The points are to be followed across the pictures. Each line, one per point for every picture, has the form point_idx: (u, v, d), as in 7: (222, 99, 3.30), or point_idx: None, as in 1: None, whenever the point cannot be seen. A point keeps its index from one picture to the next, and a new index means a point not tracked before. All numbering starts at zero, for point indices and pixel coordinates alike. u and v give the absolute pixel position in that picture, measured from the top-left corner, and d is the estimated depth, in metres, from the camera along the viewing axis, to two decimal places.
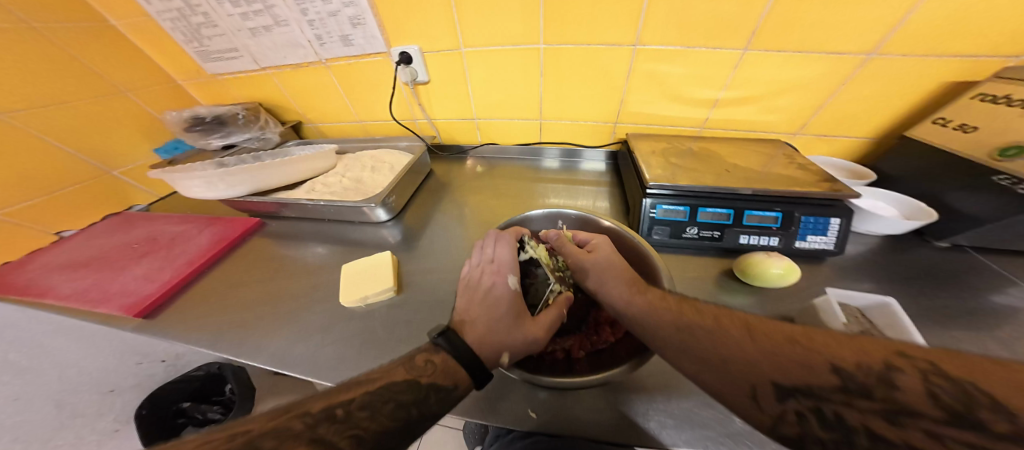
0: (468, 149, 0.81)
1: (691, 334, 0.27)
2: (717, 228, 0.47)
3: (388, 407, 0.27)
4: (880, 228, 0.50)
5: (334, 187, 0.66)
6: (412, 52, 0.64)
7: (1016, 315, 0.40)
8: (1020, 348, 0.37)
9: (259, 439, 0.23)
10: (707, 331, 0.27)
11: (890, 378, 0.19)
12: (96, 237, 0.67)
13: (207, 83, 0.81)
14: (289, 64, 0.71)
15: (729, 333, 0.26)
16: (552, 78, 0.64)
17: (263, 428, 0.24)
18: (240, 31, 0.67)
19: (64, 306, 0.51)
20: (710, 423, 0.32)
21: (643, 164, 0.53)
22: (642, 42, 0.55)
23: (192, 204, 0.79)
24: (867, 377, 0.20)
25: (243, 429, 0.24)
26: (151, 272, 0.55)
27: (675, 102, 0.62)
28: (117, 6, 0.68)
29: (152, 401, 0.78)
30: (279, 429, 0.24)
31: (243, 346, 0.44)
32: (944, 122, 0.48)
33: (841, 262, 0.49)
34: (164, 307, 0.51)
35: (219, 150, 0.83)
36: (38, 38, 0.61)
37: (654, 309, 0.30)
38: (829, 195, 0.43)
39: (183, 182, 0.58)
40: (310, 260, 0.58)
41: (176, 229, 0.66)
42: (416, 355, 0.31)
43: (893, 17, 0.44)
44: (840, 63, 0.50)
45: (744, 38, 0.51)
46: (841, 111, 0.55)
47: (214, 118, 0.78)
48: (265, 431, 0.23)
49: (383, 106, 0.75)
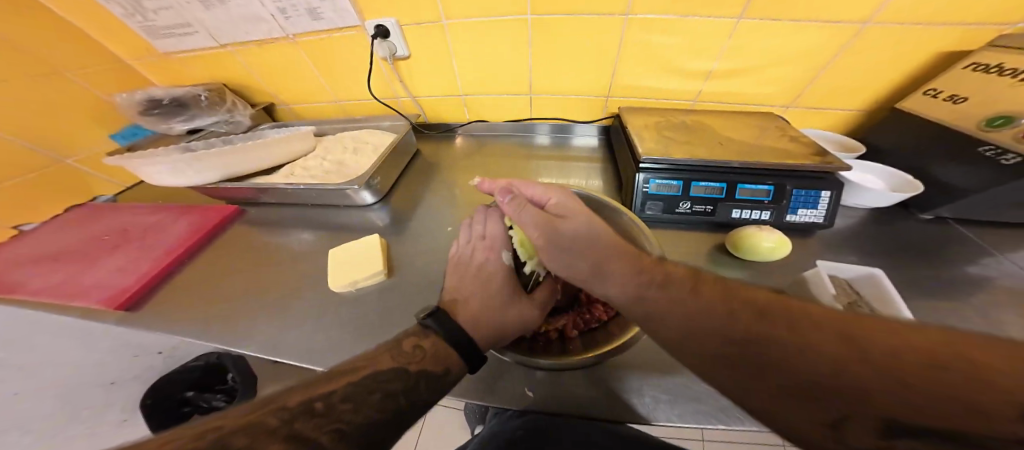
0: (456, 127, 0.78)
1: None
2: (710, 202, 0.47)
3: (375, 397, 0.25)
4: (867, 201, 0.51)
5: (315, 170, 0.62)
6: (388, 25, 0.59)
7: (988, 282, 0.42)
8: (990, 313, 0.39)
9: (231, 436, 0.21)
10: None
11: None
12: (63, 229, 0.63)
13: (164, 62, 0.74)
14: (252, 40, 0.66)
15: None
16: (540, 51, 0.61)
17: (238, 423, 0.21)
18: (191, 3, 0.61)
19: (36, 302, 0.48)
20: (701, 398, 0.32)
21: (636, 138, 0.51)
22: (633, 12, 0.52)
23: (164, 192, 0.75)
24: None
25: (213, 426, 0.21)
26: (126, 264, 0.52)
27: (669, 74, 0.59)
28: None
29: (154, 389, 0.76)
30: (253, 426, 0.21)
31: (232, 336, 0.43)
32: (934, 94, 0.48)
33: (829, 235, 0.50)
34: (148, 298, 0.49)
35: (184, 134, 0.77)
36: None
37: None
38: (821, 168, 0.43)
39: (146, 168, 0.54)
40: (295, 247, 0.56)
41: (148, 219, 0.62)
42: (404, 341, 0.30)
43: None
44: (834, 35, 0.49)
45: (738, 8, 0.49)
46: (834, 82, 0.55)
47: (173, 100, 0.73)
48: (239, 426, 0.21)
49: (363, 84, 0.71)
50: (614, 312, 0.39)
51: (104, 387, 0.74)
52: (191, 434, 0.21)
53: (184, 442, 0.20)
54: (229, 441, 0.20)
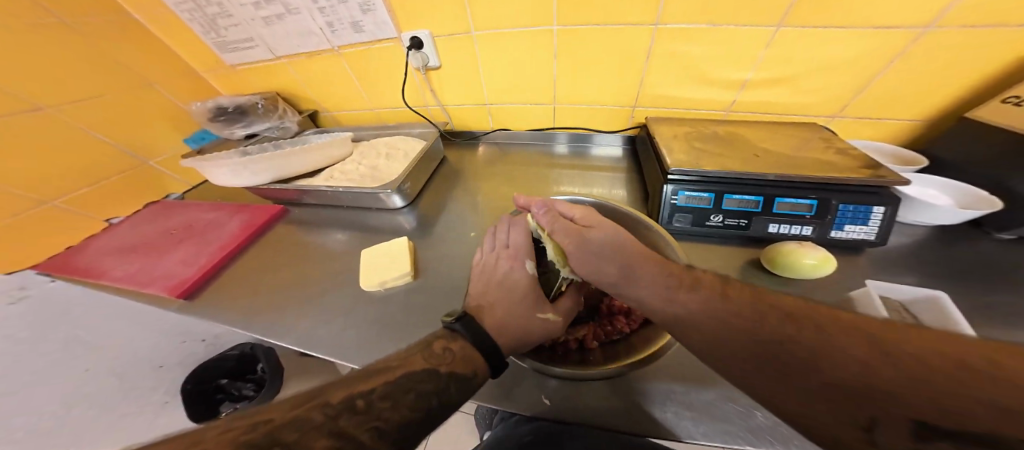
0: (479, 135, 0.80)
1: None
2: (744, 216, 0.45)
3: (410, 397, 0.26)
4: (933, 218, 0.46)
5: (351, 174, 0.67)
6: (423, 36, 0.62)
7: None
8: None
9: (280, 430, 0.21)
10: None
11: (924, 350, 0.18)
12: (143, 224, 0.71)
13: (228, 74, 0.83)
14: (302, 51, 0.72)
15: (758, 310, 0.24)
16: (564, 62, 0.61)
17: (285, 417, 0.22)
18: (254, 20, 0.68)
19: (118, 287, 0.55)
20: (731, 418, 0.31)
21: (665, 149, 0.50)
22: (664, 22, 0.51)
23: (223, 192, 0.82)
24: (900, 351, 0.18)
25: (265, 418, 0.22)
26: (188, 257, 0.58)
27: (701, 84, 0.58)
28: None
29: (193, 376, 0.84)
30: (300, 421, 0.22)
31: (270, 328, 0.46)
32: (1016, 101, 0.43)
33: (883, 254, 0.46)
34: (204, 287, 0.54)
35: (241, 139, 0.85)
36: (75, 36, 0.64)
37: None
38: (872, 182, 0.40)
39: (212, 170, 0.60)
40: (331, 246, 0.60)
41: (209, 216, 0.69)
42: (435, 342, 0.31)
43: None
44: (890, 37, 0.45)
45: (778, 15, 0.47)
46: (889, 91, 0.51)
47: (236, 108, 0.80)
48: (287, 421, 0.22)
49: (395, 92, 0.75)
50: (637, 326, 0.39)
51: (155, 369, 0.79)
52: (241, 424, 0.21)
53: (237, 433, 0.20)
54: (278, 435, 0.21)
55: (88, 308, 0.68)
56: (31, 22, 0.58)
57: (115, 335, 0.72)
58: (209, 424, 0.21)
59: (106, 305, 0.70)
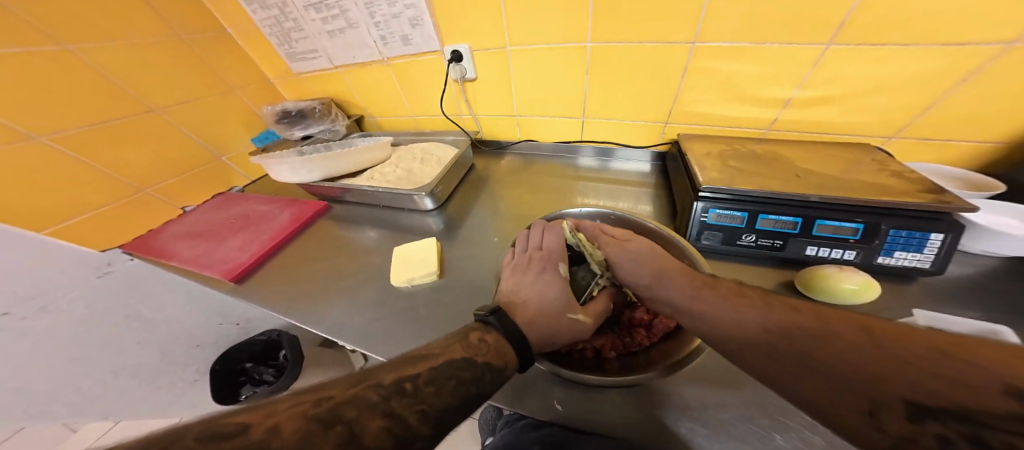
0: (506, 145, 0.83)
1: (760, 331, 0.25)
2: (779, 237, 0.44)
3: (451, 383, 0.27)
4: (1003, 248, 0.43)
5: (389, 176, 0.71)
6: (462, 50, 0.67)
7: None
8: None
9: (341, 408, 0.22)
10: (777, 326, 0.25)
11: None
12: (208, 212, 0.79)
13: (290, 82, 0.92)
14: (357, 62, 0.79)
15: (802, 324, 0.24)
16: (598, 76, 0.63)
17: (344, 395, 0.23)
18: (320, 34, 0.75)
19: (182, 268, 0.62)
20: (747, 438, 0.29)
21: (696, 166, 0.50)
22: (702, 39, 0.52)
23: (275, 187, 0.90)
24: None
25: (326, 395, 0.23)
26: (244, 243, 0.64)
27: (740, 102, 0.57)
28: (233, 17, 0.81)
29: (224, 355, 0.90)
30: (358, 399, 0.23)
31: (308, 314, 0.50)
32: None
33: (941, 285, 0.43)
34: (252, 273, 0.59)
35: (299, 140, 0.93)
36: (183, 49, 0.76)
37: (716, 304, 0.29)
38: (929, 207, 0.37)
39: (275, 167, 0.66)
40: (365, 242, 0.64)
41: (264, 208, 0.76)
42: (471, 334, 0.33)
43: None
44: (963, 55, 0.42)
45: (829, 34, 0.46)
46: (955, 112, 0.47)
47: (298, 111, 0.89)
48: (346, 398, 0.23)
49: (433, 101, 0.80)
50: (657, 338, 0.38)
51: (193, 348, 0.87)
52: (307, 399, 0.22)
53: (306, 407, 0.21)
54: (340, 411, 0.22)
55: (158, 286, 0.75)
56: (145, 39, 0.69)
57: (167, 313, 0.79)
58: (276, 398, 0.22)
59: (174, 285, 0.78)
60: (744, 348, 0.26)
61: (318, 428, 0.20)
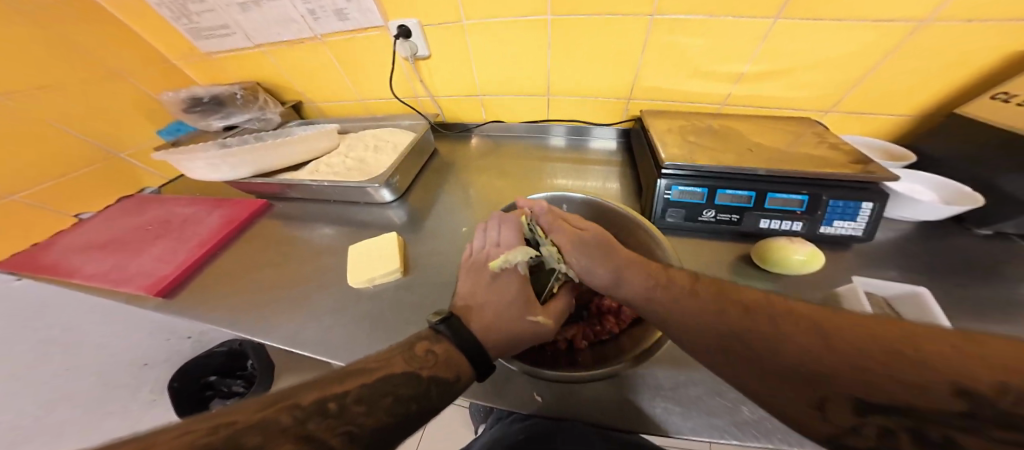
0: (473, 127, 0.78)
1: (709, 314, 0.26)
2: (736, 211, 0.45)
3: (387, 401, 0.25)
4: (916, 214, 0.47)
5: (338, 167, 0.64)
6: (411, 25, 0.60)
7: None
8: None
9: (243, 434, 0.19)
10: (723, 312, 0.25)
11: (967, 378, 0.15)
12: (115, 219, 0.68)
13: (205, 62, 0.79)
14: (285, 41, 0.69)
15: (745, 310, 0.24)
16: (560, 51, 0.59)
17: (250, 419, 0.20)
18: (229, 5, 0.64)
19: (88, 285, 0.53)
20: (718, 411, 0.31)
21: (659, 143, 0.50)
22: (660, 12, 0.50)
23: (202, 185, 0.79)
24: (934, 375, 0.16)
25: (227, 420, 0.20)
26: (165, 253, 0.56)
27: (697, 78, 0.57)
28: None
29: (181, 373, 0.77)
30: (266, 423, 0.20)
31: (256, 325, 0.45)
32: (1005, 98, 0.43)
33: (869, 250, 0.47)
34: (185, 284, 0.52)
35: (220, 131, 0.81)
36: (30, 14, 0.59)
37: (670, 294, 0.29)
38: (862, 178, 0.40)
39: (187, 164, 0.57)
40: (316, 241, 0.58)
41: (187, 210, 0.66)
42: (417, 344, 0.30)
43: None
44: (883, 35, 0.45)
45: (775, 8, 0.46)
46: (880, 87, 0.51)
47: (212, 98, 0.77)
48: (253, 423, 0.20)
49: (384, 83, 0.72)
50: (626, 325, 0.39)
51: (138, 368, 0.75)
52: (204, 426, 0.19)
53: (195, 437, 0.18)
54: (240, 438, 0.19)
55: (66, 310, 0.64)
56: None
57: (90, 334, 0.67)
58: (163, 426, 0.19)
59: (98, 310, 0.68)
60: (695, 333, 0.26)
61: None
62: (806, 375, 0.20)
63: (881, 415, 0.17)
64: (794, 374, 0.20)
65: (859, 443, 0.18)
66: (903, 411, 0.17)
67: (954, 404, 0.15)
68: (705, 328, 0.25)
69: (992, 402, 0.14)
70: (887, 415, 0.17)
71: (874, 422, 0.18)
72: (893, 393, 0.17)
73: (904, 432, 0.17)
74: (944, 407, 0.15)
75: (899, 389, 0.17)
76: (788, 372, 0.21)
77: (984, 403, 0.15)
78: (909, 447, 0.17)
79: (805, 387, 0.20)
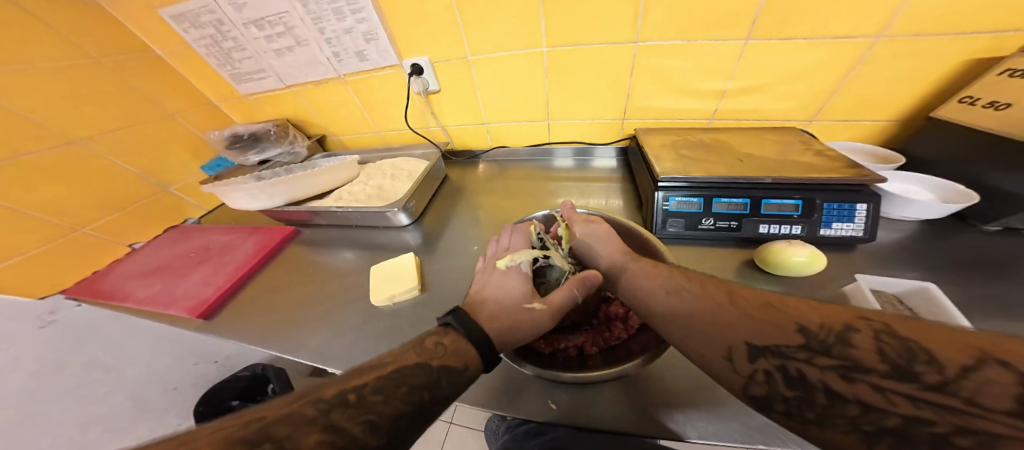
0: (480, 153, 0.84)
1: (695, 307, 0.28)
2: (734, 218, 0.47)
3: (402, 391, 0.27)
4: (915, 213, 0.48)
5: (359, 195, 0.70)
6: (423, 63, 0.67)
7: None
8: None
9: (273, 426, 0.22)
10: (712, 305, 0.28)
11: (848, 338, 0.21)
12: (160, 248, 0.74)
13: (240, 103, 0.88)
14: (312, 80, 0.76)
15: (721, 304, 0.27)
16: (558, 79, 0.65)
17: (278, 414, 0.23)
18: (266, 52, 0.72)
19: (139, 310, 0.58)
20: (733, 417, 0.32)
21: (654, 157, 0.53)
22: (642, 38, 0.55)
23: (235, 216, 0.86)
24: (829, 337, 0.21)
25: (257, 416, 0.23)
26: (207, 278, 0.61)
27: (684, 97, 0.61)
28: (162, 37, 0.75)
29: (207, 397, 0.80)
30: (294, 416, 0.23)
31: (288, 343, 0.48)
32: (972, 101, 0.45)
33: (873, 251, 0.48)
34: (221, 308, 0.56)
35: (256, 165, 0.89)
36: (99, 70, 0.69)
37: (675, 284, 0.31)
38: (854, 181, 0.42)
39: (230, 194, 0.64)
40: (339, 265, 0.62)
41: (224, 239, 0.72)
42: (427, 339, 0.33)
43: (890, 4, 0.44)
44: (848, 48, 0.49)
45: (745, 30, 0.50)
46: (858, 95, 0.53)
47: (250, 135, 0.87)
48: (280, 417, 0.23)
49: (399, 117, 0.79)
50: (635, 331, 0.41)
51: (167, 392, 0.77)
52: (234, 422, 0.22)
53: (230, 431, 0.22)
54: (273, 430, 0.22)
55: (106, 331, 0.69)
56: (50, 64, 0.63)
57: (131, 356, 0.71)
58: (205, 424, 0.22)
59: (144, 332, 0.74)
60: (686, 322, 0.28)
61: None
62: (739, 343, 0.24)
63: (788, 376, 0.22)
64: (732, 343, 0.25)
65: (777, 407, 0.23)
66: (802, 370, 0.21)
67: (838, 359, 0.20)
68: (692, 319, 0.28)
69: (860, 355, 0.20)
70: (790, 375, 0.22)
71: (784, 385, 0.22)
72: (795, 353, 0.22)
73: (789, 374, 0.22)
74: (833, 363, 0.20)
75: (800, 350, 0.22)
76: (726, 343, 0.25)
77: (857, 357, 0.20)
78: (795, 391, 0.22)
79: (738, 355, 0.24)
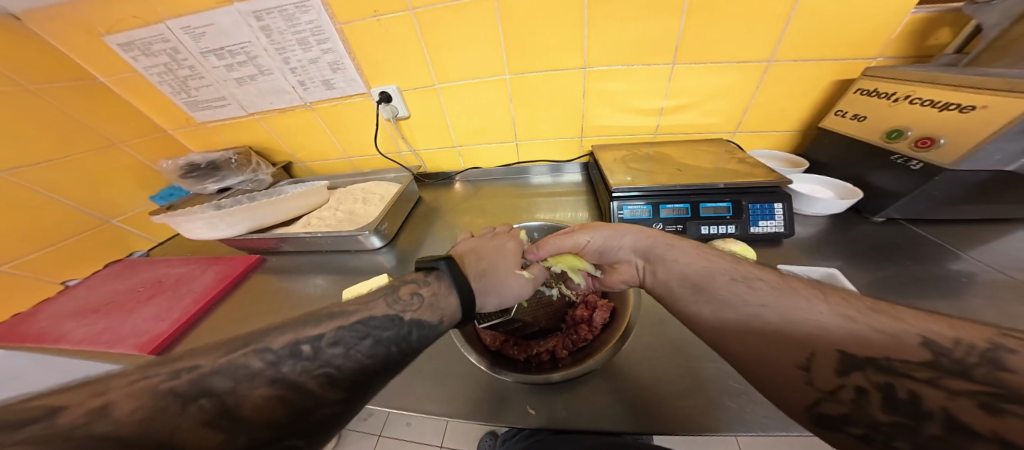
0: (456, 174, 0.87)
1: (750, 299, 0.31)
2: (679, 222, 0.53)
3: (365, 343, 0.28)
4: (821, 209, 0.57)
5: (329, 219, 0.70)
6: (390, 91, 0.70)
7: (967, 279, 0.46)
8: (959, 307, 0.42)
9: (209, 378, 0.21)
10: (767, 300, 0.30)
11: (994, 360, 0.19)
12: (101, 284, 0.68)
13: (197, 131, 0.84)
14: (275, 108, 0.76)
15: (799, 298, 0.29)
16: (520, 103, 0.71)
17: (214, 364, 0.22)
18: (227, 81, 0.71)
19: (77, 351, 0.53)
20: (694, 414, 0.35)
21: (608, 171, 0.59)
22: (591, 65, 0.63)
23: (192, 247, 0.81)
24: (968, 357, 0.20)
25: (189, 365, 0.22)
26: (161, 312, 0.57)
27: (631, 114, 0.69)
28: (105, 65, 0.71)
29: None
30: (237, 366, 0.23)
31: None
32: (841, 114, 0.56)
33: (795, 244, 0.56)
34: (178, 342, 0.53)
35: (214, 193, 0.85)
36: (33, 99, 0.65)
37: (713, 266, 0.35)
38: (771, 183, 0.50)
39: (185, 224, 0.61)
40: (308, 291, 0.61)
41: (180, 270, 0.68)
42: (403, 288, 0.34)
43: (773, 37, 0.54)
44: (749, 71, 0.59)
45: (670, 56, 0.59)
46: (765, 110, 0.64)
47: (208, 164, 0.82)
48: (216, 367, 0.22)
49: (370, 141, 0.81)
50: (598, 331, 0.45)
51: None
52: (163, 369, 0.21)
53: (156, 380, 0.20)
54: (208, 382, 0.21)
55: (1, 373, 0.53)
56: None
57: None
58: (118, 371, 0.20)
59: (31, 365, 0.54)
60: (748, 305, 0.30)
61: (180, 406, 0.19)
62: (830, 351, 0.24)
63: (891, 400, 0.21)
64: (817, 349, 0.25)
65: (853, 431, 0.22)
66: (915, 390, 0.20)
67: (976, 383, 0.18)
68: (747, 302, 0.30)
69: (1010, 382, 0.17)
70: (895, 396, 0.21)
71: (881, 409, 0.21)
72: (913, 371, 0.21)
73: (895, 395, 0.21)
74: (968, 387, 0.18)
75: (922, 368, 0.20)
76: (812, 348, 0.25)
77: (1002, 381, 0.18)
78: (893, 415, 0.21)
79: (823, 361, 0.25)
